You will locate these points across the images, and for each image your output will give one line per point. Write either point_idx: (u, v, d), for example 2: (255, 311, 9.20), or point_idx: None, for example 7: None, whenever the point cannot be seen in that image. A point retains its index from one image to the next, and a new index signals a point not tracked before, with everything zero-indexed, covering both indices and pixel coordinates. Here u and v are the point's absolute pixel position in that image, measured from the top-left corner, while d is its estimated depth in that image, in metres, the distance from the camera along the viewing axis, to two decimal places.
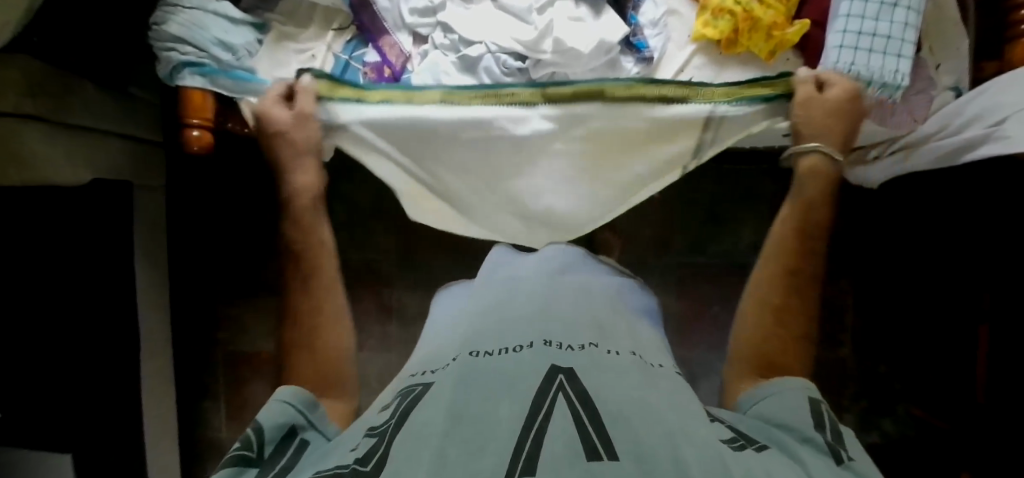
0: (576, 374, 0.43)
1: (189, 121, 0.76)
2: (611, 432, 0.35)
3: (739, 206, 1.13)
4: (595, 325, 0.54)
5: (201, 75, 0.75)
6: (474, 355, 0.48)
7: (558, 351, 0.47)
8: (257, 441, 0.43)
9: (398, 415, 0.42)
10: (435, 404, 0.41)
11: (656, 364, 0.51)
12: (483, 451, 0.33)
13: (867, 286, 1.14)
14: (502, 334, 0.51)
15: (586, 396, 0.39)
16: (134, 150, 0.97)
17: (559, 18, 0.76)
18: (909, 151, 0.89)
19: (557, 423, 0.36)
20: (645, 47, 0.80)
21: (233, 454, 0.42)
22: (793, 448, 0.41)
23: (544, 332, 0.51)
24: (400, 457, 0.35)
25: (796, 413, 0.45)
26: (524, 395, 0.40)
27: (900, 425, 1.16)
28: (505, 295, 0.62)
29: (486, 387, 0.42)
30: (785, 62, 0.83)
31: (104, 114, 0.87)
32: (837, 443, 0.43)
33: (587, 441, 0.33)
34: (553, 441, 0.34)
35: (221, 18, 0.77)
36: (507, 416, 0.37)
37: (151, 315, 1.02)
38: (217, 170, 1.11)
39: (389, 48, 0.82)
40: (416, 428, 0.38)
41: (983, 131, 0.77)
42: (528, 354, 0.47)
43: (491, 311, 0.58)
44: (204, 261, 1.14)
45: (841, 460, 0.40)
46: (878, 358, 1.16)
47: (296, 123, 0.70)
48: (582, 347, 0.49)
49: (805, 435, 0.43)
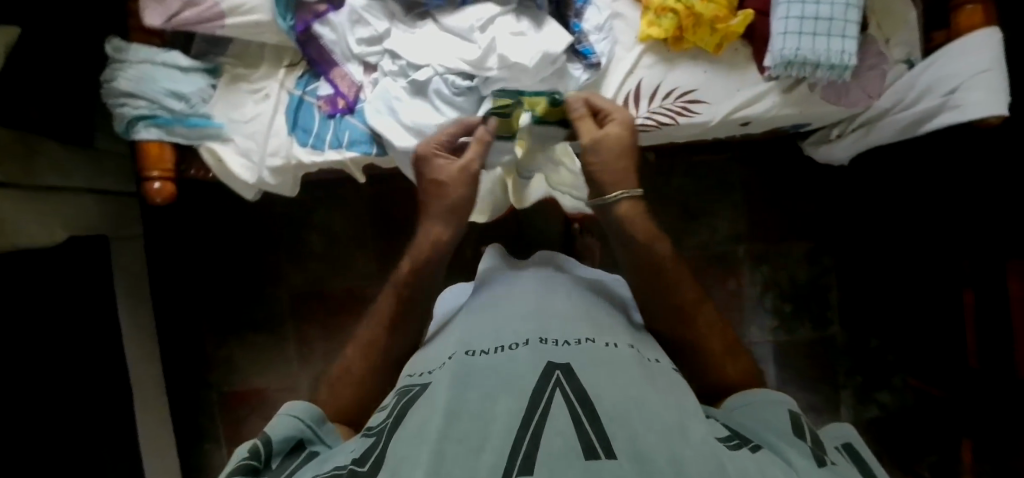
0: (573, 371, 0.43)
1: (149, 174, 0.78)
2: (608, 430, 0.35)
3: (712, 197, 1.17)
4: (592, 323, 0.54)
5: (156, 127, 0.77)
6: (470, 355, 0.48)
7: (553, 348, 0.47)
8: (264, 451, 0.42)
9: (396, 414, 0.42)
10: (432, 402, 0.41)
11: (656, 359, 0.50)
12: (482, 450, 0.33)
13: (850, 262, 1.18)
14: (497, 334, 0.52)
15: (584, 393, 0.39)
16: (105, 203, 0.97)
17: (501, 35, 0.77)
18: (870, 127, 0.90)
19: (553, 420, 0.36)
20: (592, 53, 0.81)
21: (238, 463, 0.41)
22: (784, 448, 0.39)
23: (538, 330, 0.51)
24: (397, 453, 0.35)
25: (777, 422, 0.44)
26: (519, 394, 0.40)
27: (898, 396, 1.16)
28: (498, 297, 0.62)
29: (482, 387, 0.42)
30: (734, 52, 0.85)
31: (76, 168, 0.88)
32: (819, 448, 0.40)
33: (585, 439, 0.34)
34: (549, 438, 0.34)
35: (171, 68, 0.78)
36: (502, 413, 0.37)
37: (140, 365, 1.03)
38: (205, 217, 1.14)
39: (341, 79, 0.83)
40: (415, 425, 0.38)
41: (938, 101, 0.80)
42: (523, 353, 0.46)
43: (485, 313, 0.58)
44: (191, 305, 1.15)
45: (823, 463, 0.38)
46: (868, 332, 1.17)
47: (459, 177, 0.67)
48: (579, 342, 0.49)
49: (790, 440, 0.41)
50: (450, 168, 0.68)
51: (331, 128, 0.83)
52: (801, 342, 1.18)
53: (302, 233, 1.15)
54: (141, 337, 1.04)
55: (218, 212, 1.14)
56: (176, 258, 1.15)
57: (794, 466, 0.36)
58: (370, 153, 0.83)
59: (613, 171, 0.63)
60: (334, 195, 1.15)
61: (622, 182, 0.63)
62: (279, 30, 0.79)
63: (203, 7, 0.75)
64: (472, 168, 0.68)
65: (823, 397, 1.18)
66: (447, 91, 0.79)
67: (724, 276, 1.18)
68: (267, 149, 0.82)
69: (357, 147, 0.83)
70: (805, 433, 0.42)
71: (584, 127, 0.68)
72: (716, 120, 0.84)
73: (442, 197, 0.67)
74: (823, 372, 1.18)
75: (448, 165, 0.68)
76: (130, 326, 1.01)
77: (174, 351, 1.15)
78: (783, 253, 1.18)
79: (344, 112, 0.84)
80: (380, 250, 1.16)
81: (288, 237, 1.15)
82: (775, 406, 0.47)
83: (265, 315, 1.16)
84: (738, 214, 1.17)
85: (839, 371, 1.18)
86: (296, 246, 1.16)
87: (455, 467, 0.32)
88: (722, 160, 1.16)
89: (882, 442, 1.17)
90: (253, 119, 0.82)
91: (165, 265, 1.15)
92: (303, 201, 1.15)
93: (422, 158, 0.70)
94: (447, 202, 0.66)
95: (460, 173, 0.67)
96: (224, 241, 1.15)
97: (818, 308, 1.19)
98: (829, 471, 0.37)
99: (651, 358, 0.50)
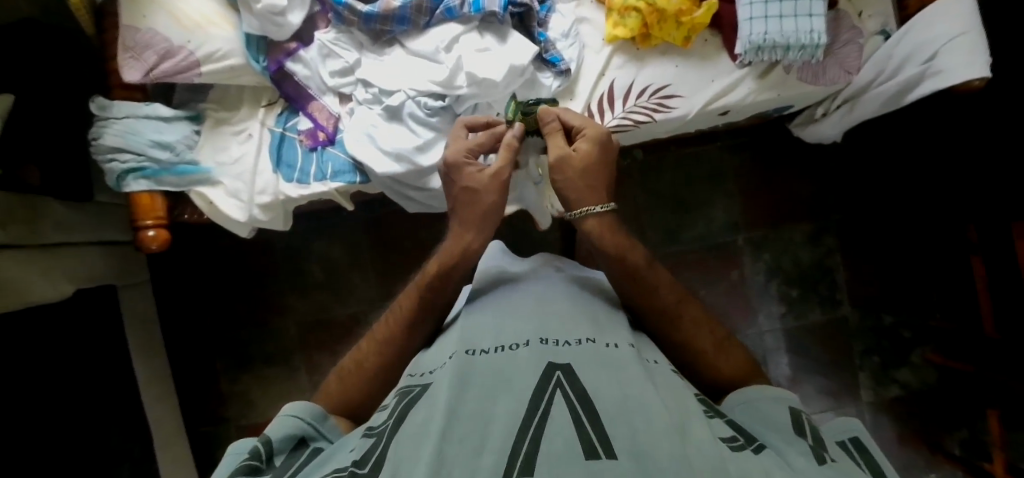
0: (574, 370, 0.42)
1: (143, 223, 0.80)
2: (608, 430, 0.35)
3: (705, 187, 1.16)
4: (595, 319, 0.52)
5: (145, 178, 0.80)
6: (468, 353, 0.47)
7: (553, 347, 0.46)
8: (266, 451, 0.43)
9: (395, 415, 0.42)
10: (432, 403, 0.40)
11: (653, 361, 0.49)
12: (483, 451, 0.34)
13: (854, 239, 1.15)
14: (498, 332, 0.50)
15: (585, 395, 0.39)
16: (112, 253, 1.01)
17: (466, 53, 0.80)
18: (854, 103, 0.88)
19: (553, 421, 0.36)
20: (560, 61, 0.82)
21: (243, 463, 0.41)
22: (785, 448, 0.39)
23: (538, 327, 0.50)
24: (399, 454, 0.36)
25: (775, 421, 0.43)
26: (520, 395, 0.40)
27: (919, 372, 1.14)
28: (498, 294, 0.59)
29: (483, 387, 0.41)
30: (703, 43, 0.85)
31: (73, 223, 0.88)
32: (818, 445, 0.39)
33: (586, 442, 0.34)
34: (550, 441, 0.34)
35: (154, 119, 0.81)
36: (503, 414, 0.38)
37: (158, 407, 1.05)
38: (209, 258, 1.17)
39: (319, 112, 0.85)
40: (416, 425, 0.38)
41: (918, 70, 0.78)
42: (524, 353, 0.45)
43: (485, 308, 0.56)
44: (203, 344, 1.18)
45: (824, 461, 0.37)
46: (882, 308, 1.15)
47: (493, 185, 0.61)
48: (580, 340, 0.47)
49: (791, 439, 0.40)
50: (478, 175, 0.61)
51: (314, 161, 0.85)
52: (812, 326, 1.16)
53: (302, 264, 1.18)
54: (156, 379, 1.07)
55: (221, 251, 1.17)
56: (184, 300, 1.18)
57: (793, 465, 0.36)
58: (355, 181, 0.84)
59: (577, 187, 0.62)
60: (331, 225, 1.17)
61: (590, 199, 0.61)
62: (254, 71, 0.82)
63: (179, 57, 0.77)
64: (503, 174, 0.62)
65: (841, 380, 1.15)
66: (420, 113, 0.80)
67: (724, 265, 1.16)
68: (255, 188, 0.83)
69: (341, 177, 0.84)
70: (805, 430, 0.41)
71: (556, 145, 0.64)
72: (694, 112, 0.83)
73: (470, 205, 0.61)
74: (838, 354, 1.15)
75: (477, 172, 0.61)
76: (144, 369, 1.03)
77: (190, 390, 1.18)
78: (783, 237, 1.16)
79: (325, 144, 0.85)
80: (379, 273, 1.18)
81: (290, 269, 1.18)
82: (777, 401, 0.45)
83: (274, 347, 1.18)
84: (732, 203, 1.16)
85: (855, 351, 1.15)
86: (298, 277, 1.18)
87: (456, 468, 0.33)
88: (711, 149, 1.15)
89: (910, 421, 1.13)
90: (240, 160, 0.84)
91: (174, 307, 1.18)
92: (300, 233, 1.17)
93: (452, 164, 0.63)
94: (476, 212, 0.61)
95: (491, 179, 0.61)
96: (229, 279, 1.18)
97: (826, 288, 1.16)
98: (831, 469, 0.36)
99: (650, 360, 0.48)
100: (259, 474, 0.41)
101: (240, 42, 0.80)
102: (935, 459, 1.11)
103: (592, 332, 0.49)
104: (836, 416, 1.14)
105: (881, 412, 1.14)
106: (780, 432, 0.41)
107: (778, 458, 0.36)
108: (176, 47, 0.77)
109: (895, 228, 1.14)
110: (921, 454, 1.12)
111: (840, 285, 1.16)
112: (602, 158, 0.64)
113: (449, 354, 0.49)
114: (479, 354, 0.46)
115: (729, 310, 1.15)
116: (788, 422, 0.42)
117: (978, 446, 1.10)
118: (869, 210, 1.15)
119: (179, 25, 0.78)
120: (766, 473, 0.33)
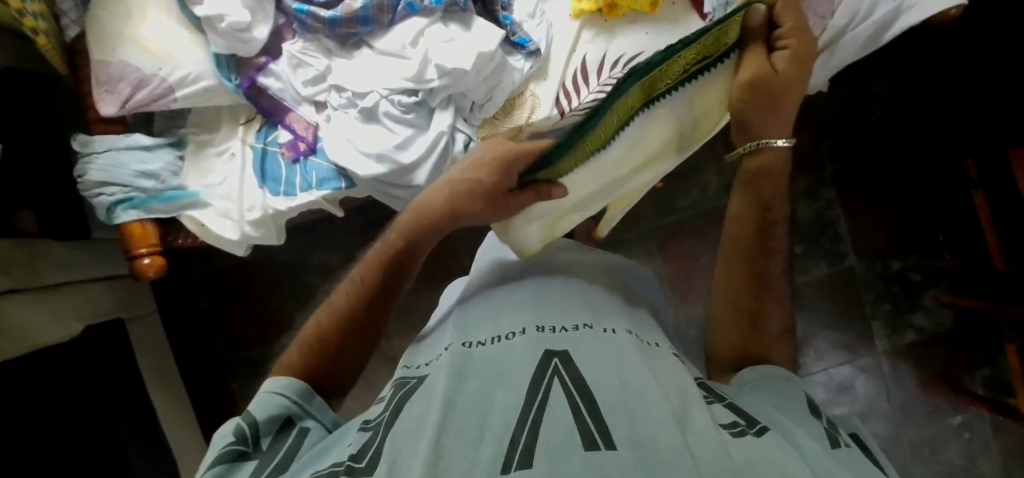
0: (572, 359, 0.42)
1: (138, 252, 0.80)
2: (607, 421, 0.34)
3: (694, 153, 1.14)
4: (593, 303, 0.51)
5: (134, 208, 0.80)
6: (465, 345, 0.46)
7: (550, 337, 0.45)
8: (252, 433, 0.39)
9: (392, 409, 0.41)
10: (428, 396, 0.40)
11: (655, 345, 0.48)
12: (481, 443, 0.34)
13: (850, 188, 1.14)
14: (494, 319, 0.50)
15: (584, 384, 0.38)
16: (115, 288, 1.02)
17: (432, 45, 0.80)
18: (835, 47, 0.83)
19: (552, 411, 0.35)
20: (528, 42, 0.84)
21: (223, 451, 0.37)
22: (789, 428, 0.38)
23: (536, 315, 0.49)
24: (397, 443, 0.35)
25: (791, 401, 0.42)
26: (518, 386, 0.39)
27: (933, 315, 1.12)
28: (495, 279, 0.58)
29: (480, 378, 0.41)
30: (672, 6, 0.84)
31: (72, 263, 0.90)
32: (833, 430, 0.39)
33: (586, 431, 0.33)
34: (549, 429, 0.33)
35: (136, 149, 0.81)
36: (501, 405, 0.37)
37: (182, 433, 1.06)
38: (213, 281, 1.19)
39: (297, 123, 0.86)
40: (414, 418, 0.38)
41: (892, 7, 0.79)
42: (521, 342, 0.45)
43: (482, 299, 0.54)
44: (217, 366, 1.19)
45: (837, 446, 0.36)
46: (889, 254, 1.13)
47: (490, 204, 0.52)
48: (576, 329, 0.46)
49: (800, 421, 0.39)
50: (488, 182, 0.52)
51: (298, 172, 0.85)
52: (818, 280, 1.14)
53: (303, 277, 1.19)
54: (173, 407, 1.07)
55: (224, 272, 1.19)
56: (193, 326, 1.19)
57: (802, 450, 0.35)
58: (340, 187, 0.85)
59: (777, 118, 0.52)
60: (327, 236, 1.19)
61: (773, 131, 0.53)
62: (228, 91, 0.83)
63: (153, 84, 0.78)
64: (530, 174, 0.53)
65: (855, 331, 1.13)
66: (395, 111, 0.81)
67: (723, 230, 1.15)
68: (244, 205, 0.83)
69: (326, 185, 0.84)
70: (816, 414, 0.40)
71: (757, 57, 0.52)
72: None
73: (466, 186, 0.53)
74: (849, 305, 1.14)
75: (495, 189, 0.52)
76: (163, 398, 1.05)
77: (207, 415, 1.19)
78: None
79: (307, 154, 0.86)
80: None
81: (292, 283, 1.19)
82: (788, 386, 0.43)
83: None
84: (724, 167, 1.14)
85: (865, 301, 1.13)
86: (300, 291, 1.19)
87: (455, 462, 0.32)
88: None
89: (930, 366, 1.12)
90: (227, 180, 0.85)
91: (184, 334, 1.19)
92: (299, 246, 1.19)
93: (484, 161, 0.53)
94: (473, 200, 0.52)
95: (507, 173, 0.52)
96: (235, 300, 1.20)
97: (829, 240, 1.14)
98: (844, 454, 0.35)
99: (651, 344, 0.48)
100: (244, 462, 0.37)
101: (210, 62, 0.81)
102: (960, 400, 1.09)
103: (589, 321, 0.48)
104: (854, 368, 1.13)
105: (899, 358, 1.12)
106: (795, 411, 0.41)
107: (782, 440, 0.35)
108: (149, 75, 0.78)
109: (890, 173, 1.13)
110: (943, 397, 1.10)
111: (842, 236, 1.14)
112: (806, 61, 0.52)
113: (446, 346, 0.48)
114: (475, 346, 0.46)
115: None
116: (799, 403, 0.41)
117: (1004, 383, 1.09)
118: (863, 157, 1.13)
119: (147, 52, 0.79)
120: (773, 460, 0.31)
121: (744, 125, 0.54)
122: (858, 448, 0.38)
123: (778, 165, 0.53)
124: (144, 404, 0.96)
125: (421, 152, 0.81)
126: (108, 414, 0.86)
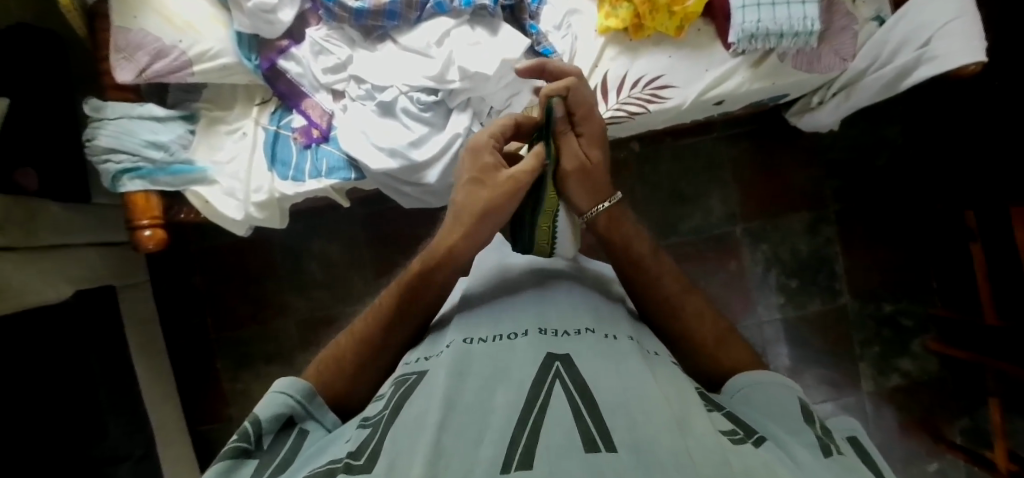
0: (574, 361, 0.38)
1: (139, 223, 0.80)
2: (609, 424, 0.31)
3: (702, 179, 1.15)
4: (593, 307, 0.47)
5: (140, 178, 0.79)
6: (468, 343, 0.42)
7: (554, 340, 0.41)
8: (254, 431, 0.38)
9: (393, 405, 0.37)
10: (428, 392, 0.36)
11: (654, 352, 0.44)
12: (481, 443, 0.30)
13: (850, 228, 1.15)
14: (497, 319, 0.45)
15: (586, 387, 0.35)
16: (111, 255, 1.01)
17: (457, 46, 0.81)
18: (851, 89, 0.87)
19: (553, 413, 0.32)
20: (551, 53, 0.84)
21: (231, 447, 0.37)
22: (785, 439, 0.35)
23: (538, 319, 0.45)
24: (396, 443, 0.31)
25: (782, 406, 0.40)
26: (519, 385, 0.35)
27: (919, 361, 1.14)
28: (496, 284, 0.53)
29: (481, 375, 0.37)
30: (697, 33, 0.85)
31: (75, 226, 0.90)
32: (826, 437, 0.36)
33: (586, 434, 0.30)
34: (550, 433, 0.30)
35: (148, 119, 0.81)
36: (502, 405, 0.33)
37: (161, 407, 1.05)
38: (208, 258, 1.18)
39: (313, 109, 0.86)
40: (413, 416, 0.34)
41: (913, 55, 0.79)
42: (522, 344, 0.41)
43: (483, 307, 0.48)
44: (203, 343, 1.18)
45: (831, 453, 0.34)
46: (882, 298, 1.15)
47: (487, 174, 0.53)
48: (578, 332, 0.42)
49: (793, 430, 0.37)
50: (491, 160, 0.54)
51: (309, 159, 0.85)
52: (812, 316, 1.15)
53: (300, 262, 1.19)
54: (156, 380, 1.06)
55: (219, 250, 1.18)
56: (183, 301, 1.18)
57: (796, 460, 0.33)
58: (350, 178, 0.85)
59: (590, 178, 0.57)
60: (327, 224, 1.18)
61: (592, 195, 0.57)
62: (247, 70, 0.83)
63: (171, 56, 0.78)
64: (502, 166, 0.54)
65: (843, 370, 1.14)
66: (413, 109, 0.82)
67: (723, 256, 1.15)
68: (250, 186, 0.83)
69: (336, 174, 0.84)
70: (809, 420, 0.38)
71: (567, 143, 0.58)
72: (688, 102, 0.84)
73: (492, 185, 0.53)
74: (838, 343, 1.15)
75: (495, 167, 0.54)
76: (146, 370, 1.03)
77: (191, 392, 1.18)
78: (781, 227, 1.16)
79: (319, 141, 0.85)
80: (377, 271, 1.19)
81: (287, 267, 1.19)
82: (782, 391, 0.41)
83: (275, 347, 1.18)
84: (729, 196, 1.16)
85: (854, 341, 1.15)
86: (297, 276, 1.19)
87: (455, 461, 0.29)
88: (707, 140, 1.15)
89: (911, 409, 1.13)
90: (235, 159, 0.84)
91: (174, 308, 1.18)
92: (298, 231, 1.18)
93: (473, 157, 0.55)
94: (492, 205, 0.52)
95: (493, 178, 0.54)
96: (228, 279, 1.19)
97: (827, 277, 1.15)
98: (838, 462, 0.33)
99: (651, 351, 0.44)
100: (248, 458, 0.36)
101: (230, 41, 0.81)
102: (936, 447, 1.11)
103: (591, 324, 0.43)
104: (838, 406, 1.13)
105: (882, 400, 1.14)
106: (786, 419, 0.38)
107: (781, 453, 0.32)
108: (168, 47, 0.77)
109: (891, 216, 1.14)
110: (921, 442, 1.12)
111: (839, 274, 1.15)
112: (590, 144, 0.59)
113: (446, 344, 0.43)
114: (478, 344, 0.41)
115: (728, 301, 1.15)
116: (792, 410, 0.39)
117: (979, 434, 1.10)
118: (867, 198, 1.15)
119: (170, 24, 0.78)
120: (772, 467, 0.30)
121: (569, 193, 0.58)
122: (853, 454, 0.36)
123: (618, 220, 0.57)
124: (127, 376, 0.95)
125: (433, 149, 0.81)
126: (90, 383, 0.85)
